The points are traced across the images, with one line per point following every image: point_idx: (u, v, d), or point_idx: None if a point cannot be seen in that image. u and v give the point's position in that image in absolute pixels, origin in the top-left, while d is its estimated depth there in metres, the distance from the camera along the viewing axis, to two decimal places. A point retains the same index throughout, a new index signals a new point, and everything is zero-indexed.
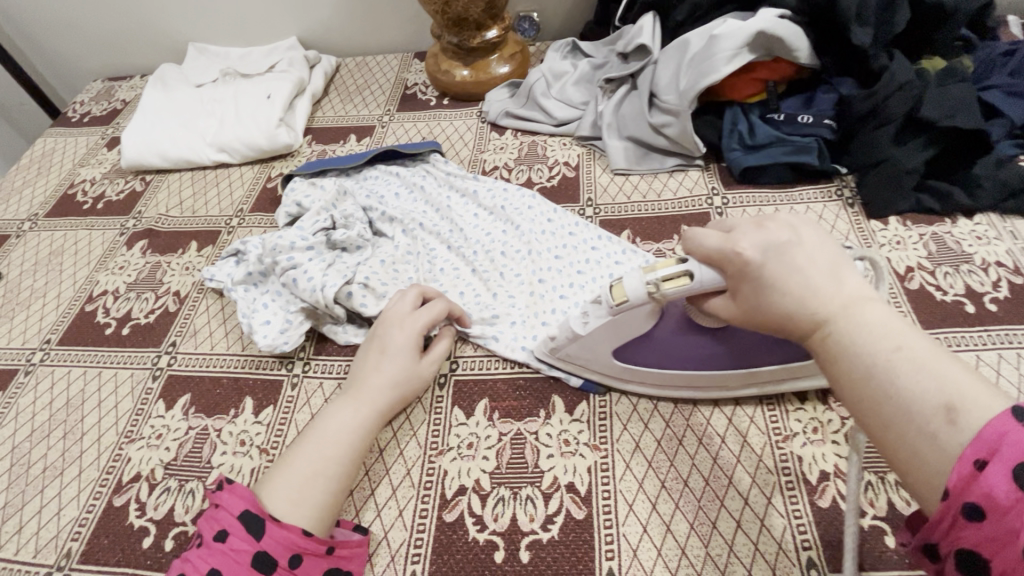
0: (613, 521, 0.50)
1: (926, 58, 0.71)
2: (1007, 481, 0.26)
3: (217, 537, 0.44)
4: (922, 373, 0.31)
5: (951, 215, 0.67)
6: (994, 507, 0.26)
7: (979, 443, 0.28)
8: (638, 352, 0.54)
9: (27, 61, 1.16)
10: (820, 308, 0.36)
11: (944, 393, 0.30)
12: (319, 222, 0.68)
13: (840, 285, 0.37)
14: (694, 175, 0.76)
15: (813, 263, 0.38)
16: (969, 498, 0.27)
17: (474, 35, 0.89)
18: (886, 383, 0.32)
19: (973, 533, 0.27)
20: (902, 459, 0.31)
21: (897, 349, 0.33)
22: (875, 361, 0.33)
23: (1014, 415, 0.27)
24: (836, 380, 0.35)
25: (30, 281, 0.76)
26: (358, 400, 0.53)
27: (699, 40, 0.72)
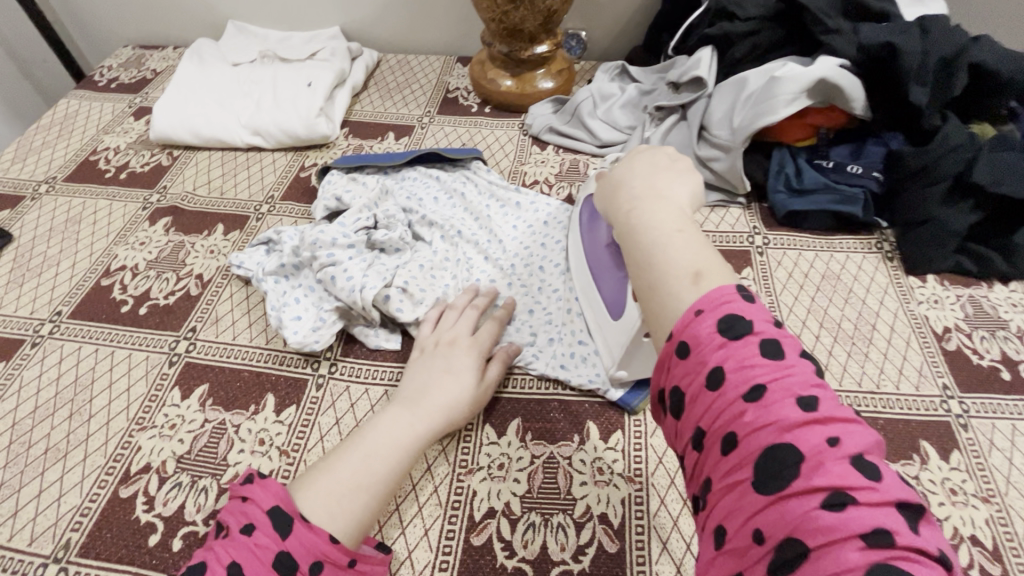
0: (646, 559, 0.49)
1: (975, 122, 0.72)
2: (713, 326, 0.34)
3: (243, 530, 0.42)
4: (687, 250, 0.40)
5: (988, 279, 0.68)
6: (698, 343, 0.34)
7: (703, 300, 0.35)
8: (588, 226, 0.64)
9: (58, 21, 1.13)
10: (645, 198, 0.45)
11: (695, 267, 0.38)
12: (361, 220, 0.66)
13: (665, 188, 0.46)
14: (736, 212, 0.76)
15: (656, 174, 0.48)
16: (684, 336, 0.35)
17: (526, 47, 0.88)
18: (661, 251, 0.40)
19: (681, 369, 0.34)
20: (652, 310, 0.39)
21: (678, 233, 0.41)
22: (659, 237, 0.41)
23: (735, 288, 0.36)
24: (630, 245, 0.43)
25: (43, 248, 0.73)
26: (413, 415, 0.52)
27: (757, 79, 0.73)
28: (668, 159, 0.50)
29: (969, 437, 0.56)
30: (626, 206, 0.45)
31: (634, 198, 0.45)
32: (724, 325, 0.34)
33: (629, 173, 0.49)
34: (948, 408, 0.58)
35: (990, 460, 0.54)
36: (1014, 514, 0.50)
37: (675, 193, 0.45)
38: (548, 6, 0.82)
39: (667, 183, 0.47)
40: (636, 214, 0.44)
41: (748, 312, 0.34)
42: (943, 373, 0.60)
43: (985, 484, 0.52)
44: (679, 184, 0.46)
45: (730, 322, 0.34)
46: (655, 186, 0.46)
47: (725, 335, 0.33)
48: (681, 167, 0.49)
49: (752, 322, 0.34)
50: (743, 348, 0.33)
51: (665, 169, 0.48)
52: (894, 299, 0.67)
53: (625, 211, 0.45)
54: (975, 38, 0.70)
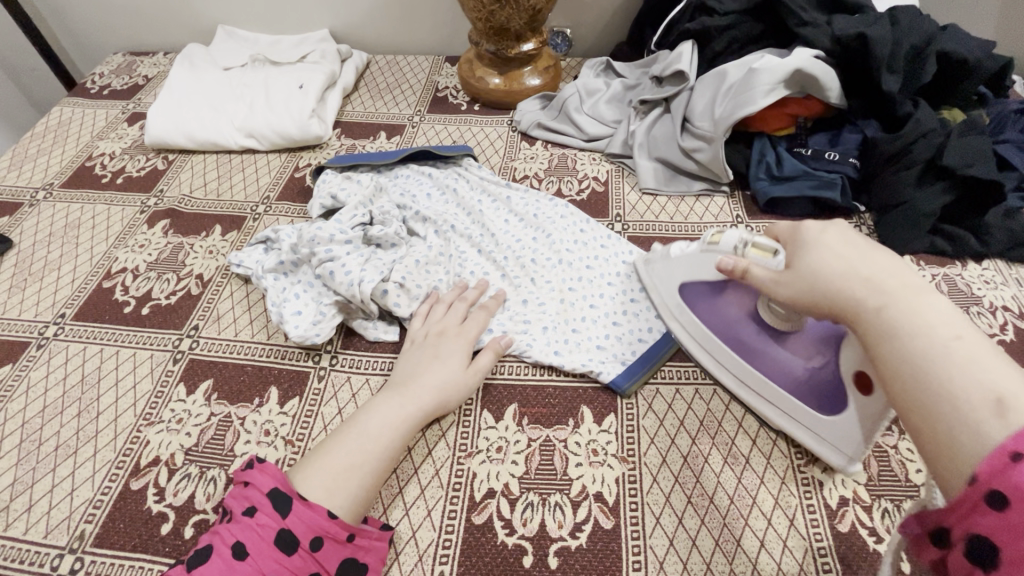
0: (640, 532, 0.51)
1: (946, 107, 0.75)
2: None
3: (246, 512, 0.45)
4: (968, 366, 0.33)
5: (961, 259, 0.71)
6: (1021, 496, 0.27)
7: (1018, 438, 0.29)
8: (704, 307, 0.59)
9: (47, 30, 1.14)
10: (880, 295, 0.39)
11: (994, 389, 0.31)
12: (357, 216, 0.68)
13: (902, 278, 0.40)
14: (720, 201, 0.78)
15: (879, 257, 0.42)
16: (994, 485, 0.28)
17: (512, 46, 0.90)
18: (936, 368, 0.34)
19: (989, 519, 0.28)
20: (933, 436, 0.33)
21: (954, 343, 0.34)
22: (931, 351, 0.35)
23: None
24: (881, 360, 0.37)
25: (44, 253, 0.74)
26: (405, 399, 0.55)
27: (737, 71, 0.75)
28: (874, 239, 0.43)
29: None
30: (860, 307, 0.39)
31: (859, 294, 0.40)
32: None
33: (838, 256, 0.43)
34: None
35: None
36: None
37: (908, 281, 0.39)
38: (532, 5, 0.83)
39: (890, 268, 0.40)
40: (885, 315, 0.38)
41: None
42: None
43: None
44: (904, 267, 0.40)
45: None
46: (882, 275, 0.40)
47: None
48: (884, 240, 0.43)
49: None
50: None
51: (871, 250, 0.42)
52: None
53: (863, 316, 0.39)
54: (943, 27, 0.73)
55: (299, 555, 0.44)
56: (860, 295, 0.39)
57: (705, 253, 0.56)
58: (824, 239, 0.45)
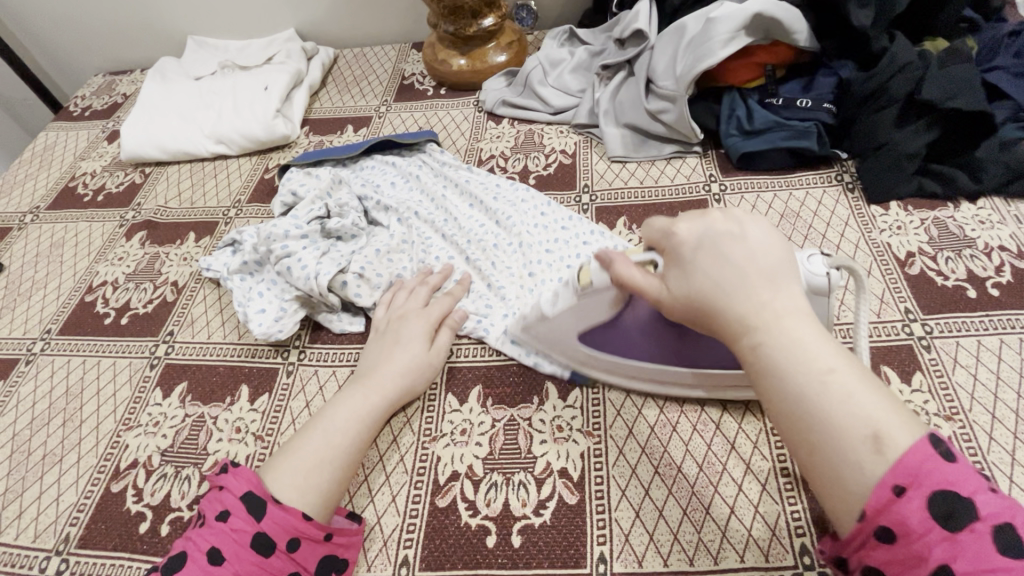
0: (605, 506, 0.50)
1: (928, 39, 0.70)
2: (921, 512, 0.31)
3: (219, 517, 0.44)
4: (840, 399, 0.34)
5: (954, 200, 0.66)
6: (908, 532, 0.31)
7: (900, 472, 0.31)
8: (610, 338, 0.54)
9: (29, 57, 1.19)
10: (759, 322, 0.38)
11: (872, 422, 0.33)
12: (313, 210, 0.68)
13: (774, 293, 0.38)
14: (692, 162, 0.75)
15: (754, 264, 0.39)
16: (882, 521, 0.32)
17: (470, 24, 0.88)
18: (820, 407, 0.34)
19: (884, 552, 0.32)
20: (817, 470, 0.34)
21: (830, 373, 0.35)
22: (810, 388, 0.35)
23: (934, 447, 0.32)
24: (765, 393, 0.37)
25: (31, 273, 0.77)
26: (368, 389, 0.54)
27: (695, 23, 0.71)
28: (739, 244, 0.40)
29: (933, 358, 0.55)
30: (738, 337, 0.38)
31: (740, 320, 0.38)
32: (937, 510, 0.30)
33: (713, 276, 0.40)
34: (910, 331, 0.57)
35: (955, 379, 0.53)
36: (978, 430, 0.49)
37: (786, 295, 0.38)
38: None
39: (765, 275, 0.39)
40: (764, 350, 0.37)
41: (957, 480, 0.31)
42: (906, 298, 0.59)
43: (948, 403, 0.51)
44: (777, 270, 0.40)
45: (942, 503, 0.30)
46: (754, 292, 0.38)
47: (944, 523, 0.30)
48: (752, 238, 0.41)
49: (974, 502, 0.30)
50: (969, 539, 0.30)
51: (744, 253, 0.40)
52: (854, 230, 0.65)
53: (744, 345, 0.38)
54: None
55: (276, 557, 0.44)
56: (742, 321, 0.38)
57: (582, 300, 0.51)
58: (695, 250, 0.42)
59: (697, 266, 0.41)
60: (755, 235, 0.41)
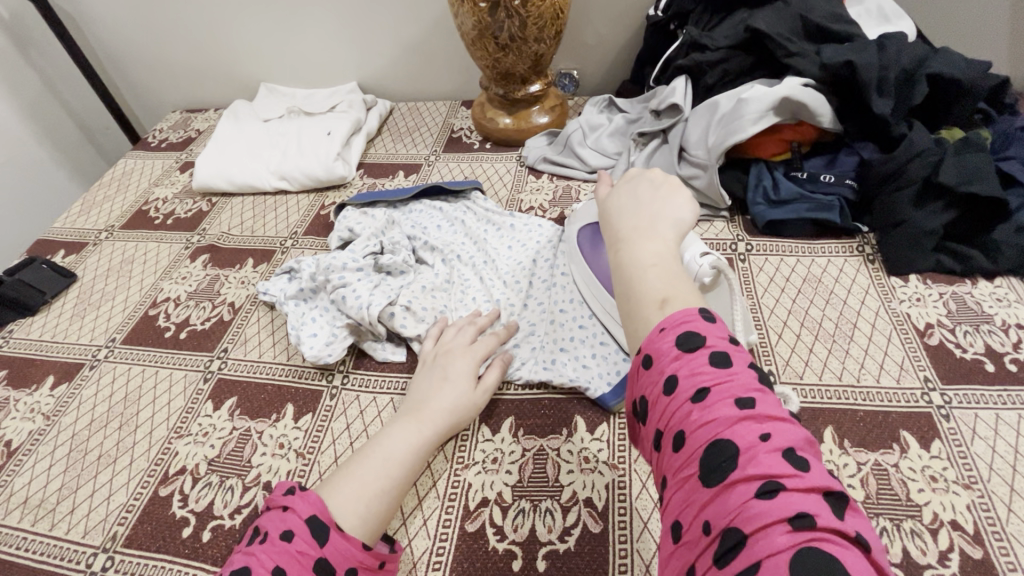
0: (628, 537, 0.52)
1: (945, 128, 0.76)
2: (672, 342, 0.37)
3: (284, 537, 0.45)
4: (655, 282, 0.42)
5: (971, 277, 0.69)
6: (658, 356, 0.37)
7: (666, 319, 0.39)
8: (586, 236, 0.71)
9: (119, 93, 1.33)
10: (626, 236, 0.47)
11: (663, 295, 0.41)
12: (369, 246, 0.75)
13: (652, 220, 0.47)
14: (719, 225, 0.80)
15: (651, 203, 0.49)
16: (649, 351, 0.38)
17: (519, 88, 0.96)
18: (634, 283, 0.43)
19: (642, 377, 0.38)
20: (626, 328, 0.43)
21: (652, 266, 0.43)
22: (636, 270, 0.44)
23: (698, 310, 0.39)
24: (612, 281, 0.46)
25: (102, 286, 0.84)
26: (420, 423, 0.57)
27: (728, 102, 0.78)
28: (652, 187, 0.51)
29: (951, 427, 0.56)
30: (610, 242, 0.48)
31: (617, 233, 0.48)
32: (682, 338, 0.37)
33: (619, 202, 0.51)
34: (929, 400, 0.59)
35: (973, 449, 0.54)
36: (997, 500, 0.51)
37: (661, 227, 0.47)
38: (536, 51, 0.90)
39: (654, 214, 0.48)
40: (620, 251, 0.46)
41: (707, 330, 0.37)
42: (925, 367, 0.62)
43: (967, 472, 0.53)
44: (666, 218, 0.47)
45: (689, 338, 0.37)
46: (635, 219, 0.48)
47: (681, 349, 0.36)
48: (665, 193, 0.50)
49: (704, 337, 0.37)
50: (694, 360, 0.36)
51: (656, 198, 0.49)
52: (875, 298, 0.69)
53: (611, 249, 0.47)
54: (935, 51, 0.75)
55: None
56: (615, 233, 0.48)
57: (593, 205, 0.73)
58: (622, 190, 0.52)
59: (618, 197, 0.52)
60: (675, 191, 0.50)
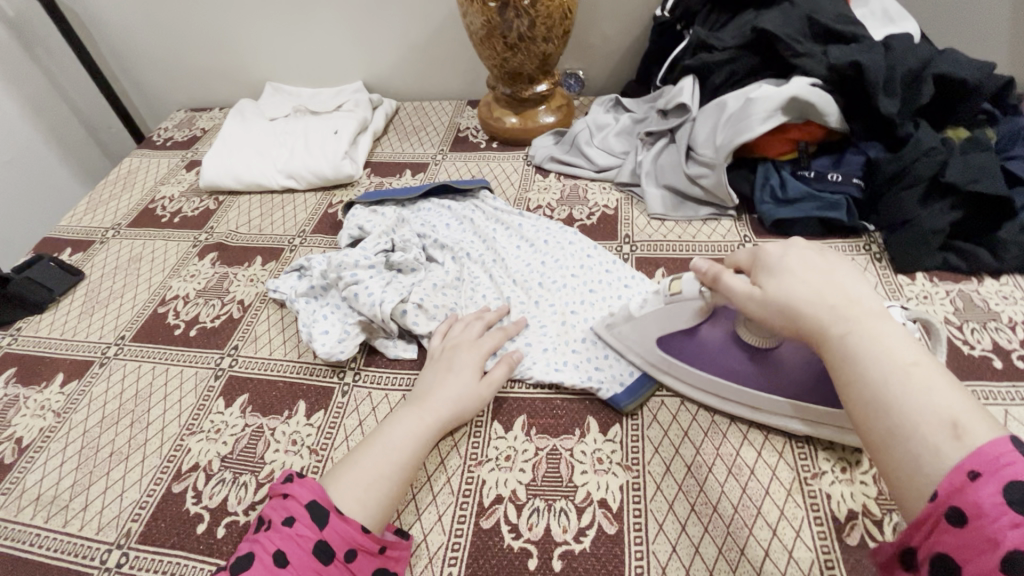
0: (643, 539, 0.52)
1: (950, 127, 0.76)
2: (996, 495, 0.31)
3: (285, 522, 0.47)
4: (927, 394, 0.37)
5: (977, 275, 0.70)
6: (979, 514, 0.31)
7: (975, 457, 0.33)
8: (680, 347, 0.60)
9: (123, 91, 1.33)
10: (849, 316, 0.42)
11: (951, 413, 0.36)
12: (380, 244, 0.75)
13: (862, 302, 0.43)
14: (727, 224, 0.81)
15: (852, 281, 0.45)
16: (954, 502, 0.33)
17: (526, 88, 0.97)
18: (900, 398, 0.37)
19: (950, 535, 0.33)
20: (896, 458, 0.37)
21: (914, 364, 0.39)
22: (890, 379, 0.38)
23: (1010, 442, 0.33)
24: (847, 389, 0.40)
25: (110, 283, 0.84)
26: (422, 411, 0.57)
27: (735, 101, 0.79)
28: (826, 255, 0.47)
29: None
30: (825, 332, 0.43)
31: (824, 319, 0.43)
32: (1012, 495, 0.31)
33: (812, 275, 0.46)
34: None
35: None
36: None
37: (871, 308, 0.43)
38: (543, 50, 0.90)
39: (856, 295, 0.44)
40: (849, 341, 0.41)
41: None
42: None
43: None
44: (870, 296, 0.44)
45: (1019, 494, 0.31)
46: (850, 302, 0.43)
47: (1019, 509, 0.31)
48: (833, 271, 0.46)
49: None
50: None
51: (830, 271, 0.46)
52: (882, 296, 0.70)
53: (829, 342, 0.42)
54: (940, 51, 0.75)
55: (336, 566, 0.46)
56: (830, 314, 0.43)
57: (670, 306, 0.57)
58: (783, 262, 0.47)
59: (780, 268, 0.47)
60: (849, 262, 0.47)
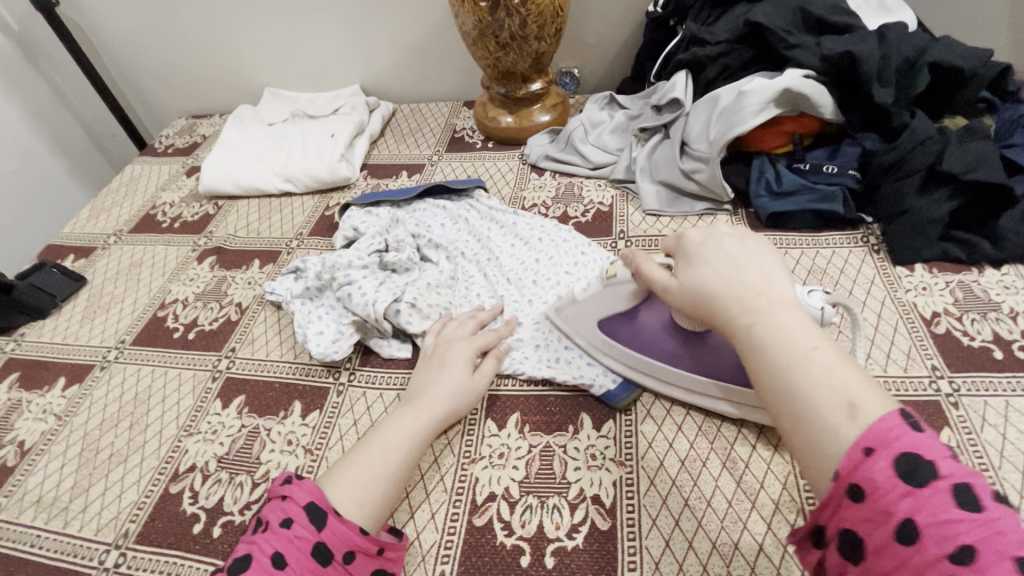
0: (636, 534, 0.51)
1: (948, 116, 0.75)
2: (888, 470, 0.31)
3: (282, 524, 0.46)
4: (824, 374, 0.37)
5: (978, 265, 0.69)
6: (875, 489, 0.31)
7: (871, 434, 0.33)
8: (619, 328, 0.62)
9: (126, 99, 1.35)
10: (755, 305, 0.42)
11: (847, 393, 0.36)
12: (374, 245, 0.76)
13: (771, 287, 0.44)
14: (723, 218, 0.81)
15: (761, 266, 0.46)
16: (854, 480, 0.33)
17: (520, 87, 0.97)
18: (799, 380, 0.37)
19: (853, 511, 0.32)
20: (800, 442, 0.36)
21: (812, 348, 0.38)
22: (793, 360, 0.38)
23: (901, 416, 0.33)
24: (756, 376, 0.40)
25: (112, 289, 0.85)
26: (419, 410, 0.57)
27: (728, 95, 0.78)
28: (739, 241, 0.48)
29: (960, 415, 0.56)
30: (734, 320, 0.43)
31: (739, 306, 0.43)
32: (903, 468, 0.31)
33: (723, 263, 0.46)
34: (937, 388, 0.58)
35: (984, 436, 0.54)
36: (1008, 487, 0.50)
37: (780, 293, 0.43)
38: (536, 49, 0.90)
39: (763, 280, 0.44)
40: (756, 328, 0.41)
41: (926, 448, 0.32)
42: (932, 355, 0.61)
43: (977, 459, 0.53)
44: (779, 280, 0.44)
45: (911, 466, 0.31)
46: (758, 287, 0.44)
47: (909, 480, 0.31)
48: (742, 257, 0.46)
49: (936, 464, 0.31)
50: (934, 497, 0.30)
51: (743, 258, 0.46)
52: (880, 288, 0.69)
53: (742, 327, 0.42)
54: (935, 40, 0.74)
55: (333, 568, 0.45)
56: (739, 305, 0.43)
57: (607, 289, 0.60)
58: (701, 253, 0.49)
59: (699, 257, 0.48)
60: (759, 249, 0.47)
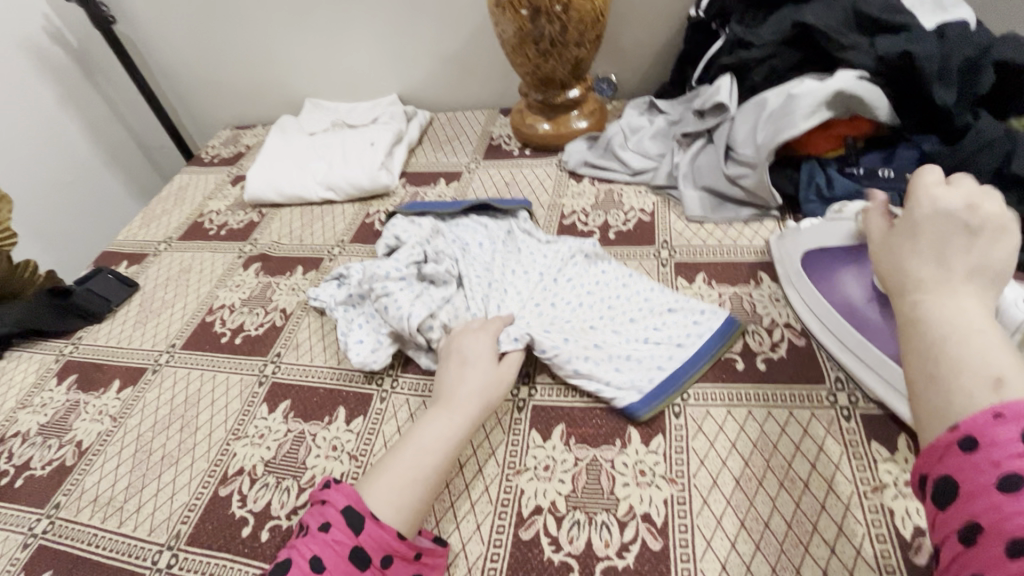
0: (690, 555, 0.50)
1: (1014, 117, 0.72)
2: (1016, 433, 0.28)
3: (321, 528, 0.47)
4: (980, 353, 0.32)
5: None
6: (990, 441, 0.29)
7: (1011, 403, 0.29)
8: (825, 262, 0.65)
9: (174, 112, 1.40)
10: (939, 283, 0.37)
11: (994, 371, 0.31)
12: (413, 254, 0.76)
13: (984, 261, 0.37)
14: (770, 225, 0.78)
15: (995, 241, 0.38)
16: (969, 433, 0.30)
17: (559, 94, 0.97)
18: (953, 352, 0.33)
19: (955, 458, 0.30)
20: (923, 401, 0.33)
21: (979, 329, 0.33)
22: (952, 336, 0.34)
23: None
24: (904, 336, 0.37)
25: (162, 294, 0.87)
26: (450, 410, 0.57)
27: (777, 99, 0.76)
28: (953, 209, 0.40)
29: None
30: (910, 287, 0.38)
31: (923, 277, 0.38)
32: None
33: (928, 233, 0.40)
34: None
35: None
36: None
37: (988, 269, 0.37)
38: (576, 55, 0.90)
39: (982, 258, 0.37)
40: (925, 304, 0.36)
41: None
42: None
43: None
44: (999, 262, 0.37)
45: None
46: (967, 258, 0.37)
47: None
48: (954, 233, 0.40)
49: None
50: None
51: (971, 229, 0.39)
52: None
53: (908, 299, 0.38)
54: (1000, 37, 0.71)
55: (371, 572, 0.46)
56: (916, 275, 0.38)
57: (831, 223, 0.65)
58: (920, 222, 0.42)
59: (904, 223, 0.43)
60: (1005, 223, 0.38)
